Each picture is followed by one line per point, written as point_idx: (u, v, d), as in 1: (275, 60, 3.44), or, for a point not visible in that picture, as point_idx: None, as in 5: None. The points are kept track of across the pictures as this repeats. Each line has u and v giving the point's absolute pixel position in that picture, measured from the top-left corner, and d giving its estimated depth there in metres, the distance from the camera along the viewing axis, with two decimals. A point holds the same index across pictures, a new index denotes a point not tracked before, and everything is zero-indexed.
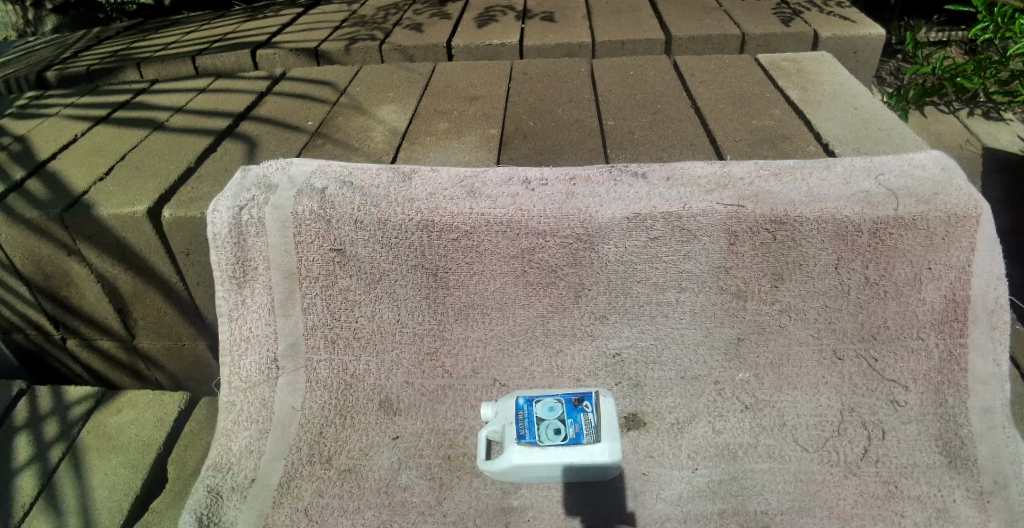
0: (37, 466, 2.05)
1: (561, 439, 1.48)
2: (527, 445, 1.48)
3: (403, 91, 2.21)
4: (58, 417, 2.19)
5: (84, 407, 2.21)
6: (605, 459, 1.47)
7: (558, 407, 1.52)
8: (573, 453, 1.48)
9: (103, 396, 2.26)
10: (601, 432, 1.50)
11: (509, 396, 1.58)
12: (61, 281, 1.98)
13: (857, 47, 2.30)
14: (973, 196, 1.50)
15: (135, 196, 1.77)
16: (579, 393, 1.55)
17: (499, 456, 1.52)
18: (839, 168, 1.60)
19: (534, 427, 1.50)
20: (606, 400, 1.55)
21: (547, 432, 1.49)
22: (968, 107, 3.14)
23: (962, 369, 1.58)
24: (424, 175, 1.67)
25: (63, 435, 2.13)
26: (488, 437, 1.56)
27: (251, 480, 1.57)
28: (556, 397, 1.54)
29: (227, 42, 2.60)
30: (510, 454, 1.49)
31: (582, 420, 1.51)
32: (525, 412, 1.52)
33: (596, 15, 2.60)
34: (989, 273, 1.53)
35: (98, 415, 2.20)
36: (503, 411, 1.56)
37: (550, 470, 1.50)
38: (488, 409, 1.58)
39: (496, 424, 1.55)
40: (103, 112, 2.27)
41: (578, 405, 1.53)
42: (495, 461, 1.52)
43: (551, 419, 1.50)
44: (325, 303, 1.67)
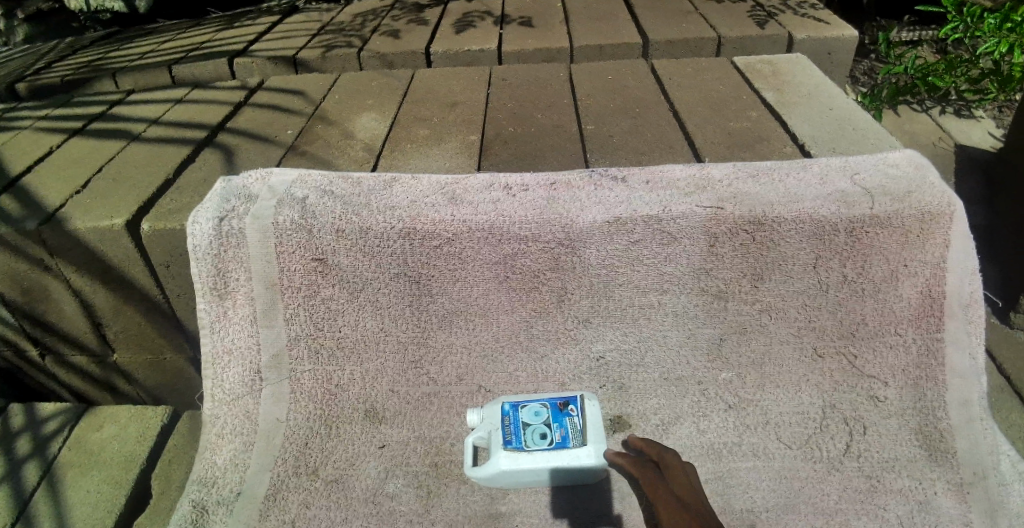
0: (11, 483, 2.01)
1: (547, 443, 1.49)
2: (513, 450, 1.49)
3: (382, 98, 2.21)
4: (30, 432, 2.16)
5: (58, 422, 2.19)
6: (591, 461, 1.48)
7: (543, 412, 1.54)
8: (559, 457, 1.49)
9: (78, 412, 2.23)
10: (587, 435, 1.50)
11: (494, 402, 1.59)
12: (37, 296, 1.95)
13: (831, 48, 2.33)
14: (946, 193, 1.53)
15: (113, 209, 1.75)
16: (564, 397, 1.57)
17: (484, 463, 1.53)
18: (815, 168, 1.63)
19: (519, 432, 1.52)
20: (590, 403, 1.55)
21: (532, 437, 1.51)
22: (940, 105, 3.21)
23: (940, 364, 1.61)
24: (405, 183, 1.66)
25: (37, 450, 2.11)
26: (474, 443, 1.57)
27: (237, 493, 1.56)
28: (541, 401, 1.56)
29: (204, 50, 2.58)
30: (496, 459, 1.50)
31: (568, 424, 1.52)
32: (510, 417, 1.54)
33: (574, 20, 2.62)
34: (963, 269, 1.56)
35: (75, 430, 2.17)
36: (489, 417, 1.56)
37: (536, 475, 1.50)
38: (472, 415, 1.59)
39: (482, 430, 1.55)
40: (78, 124, 2.24)
41: (563, 409, 1.54)
42: (480, 467, 1.53)
43: (537, 423, 1.52)
44: (308, 313, 1.65)
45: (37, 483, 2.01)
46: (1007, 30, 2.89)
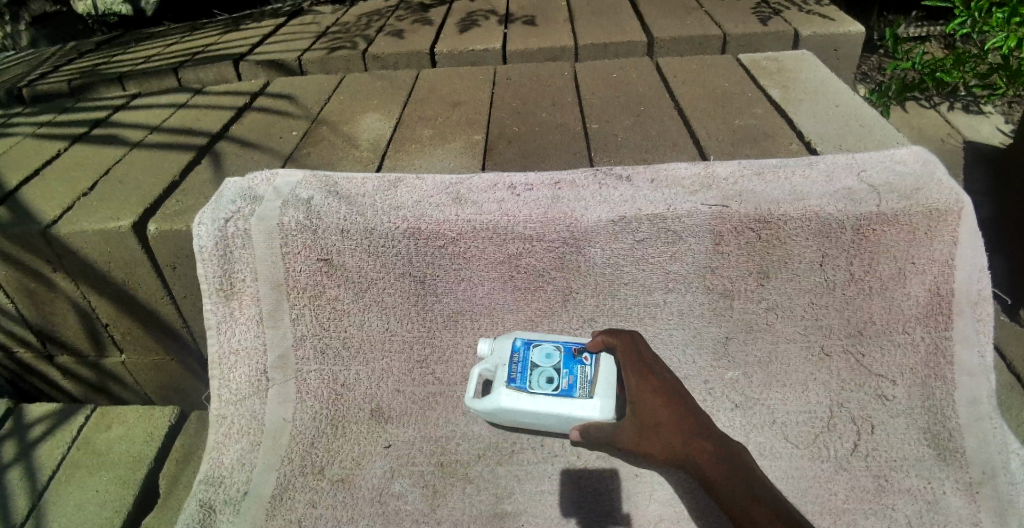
0: None
1: (552, 388, 1.43)
2: (515, 388, 1.45)
3: (386, 98, 2.21)
4: (15, 436, 2.17)
5: (43, 427, 2.19)
6: (594, 413, 1.40)
7: (555, 355, 1.48)
8: (561, 405, 1.42)
9: (63, 413, 2.24)
10: (596, 388, 1.43)
11: (507, 337, 1.55)
12: (44, 297, 1.95)
13: (837, 45, 2.32)
14: (953, 190, 1.52)
15: (120, 211, 1.76)
16: (581, 344, 1.50)
17: (485, 396, 1.49)
18: (823, 166, 1.60)
19: (526, 372, 1.47)
20: (608, 357, 1.47)
21: (538, 379, 1.45)
22: (948, 101, 3.23)
23: (948, 362, 1.59)
24: (410, 183, 1.65)
25: (21, 455, 2.11)
26: (480, 373, 1.53)
27: (243, 493, 1.56)
28: (555, 344, 1.51)
29: (209, 54, 2.59)
30: (497, 395, 1.46)
31: (578, 372, 1.45)
32: (520, 355, 1.49)
33: (578, 18, 2.61)
34: (972, 265, 1.54)
35: (60, 432, 2.17)
36: (499, 351, 1.53)
37: (537, 418, 1.45)
38: (484, 344, 1.56)
39: (490, 362, 1.52)
40: (84, 129, 2.25)
41: (577, 356, 1.48)
42: (481, 400, 1.49)
43: (546, 366, 1.46)
44: (313, 314, 1.66)
45: (20, 487, 2.03)
46: (1016, 24, 2.83)
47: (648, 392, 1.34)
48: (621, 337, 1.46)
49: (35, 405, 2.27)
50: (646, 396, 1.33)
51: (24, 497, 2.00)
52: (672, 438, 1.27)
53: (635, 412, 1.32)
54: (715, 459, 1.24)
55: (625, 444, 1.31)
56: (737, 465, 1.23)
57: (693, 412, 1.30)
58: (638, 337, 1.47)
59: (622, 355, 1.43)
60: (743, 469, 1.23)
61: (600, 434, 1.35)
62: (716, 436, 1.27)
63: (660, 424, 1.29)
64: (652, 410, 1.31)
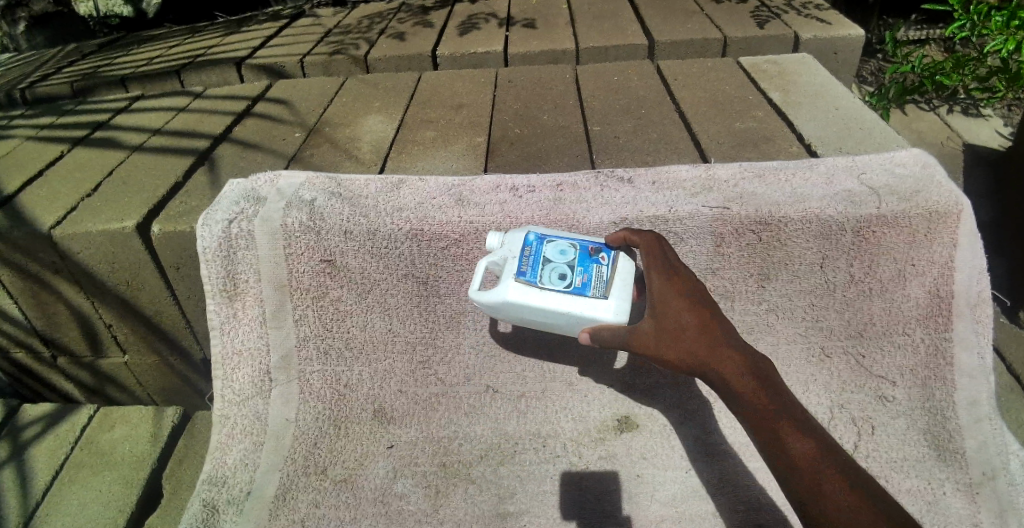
0: None
1: (564, 285, 1.38)
2: (523, 281, 1.39)
3: (388, 100, 2.22)
4: (9, 436, 2.17)
5: (37, 427, 2.20)
6: (607, 314, 1.37)
7: (570, 253, 1.42)
8: (573, 303, 1.38)
9: (58, 413, 2.24)
10: (611, 289, 1.39)
11: (519, 231, 1.48)
12: (48, 298, 1.97)
13: (837, 48, 2.33)
14: (953, 193, 1.53)
15: (124, 212, 1.77)
16: (598, 243, 1.44)
17: (491, 289, 1.43)
18: (822, 169, 1.62)
19: (537, 267, 1.40)
20: (624, 260, 1.43)
21: (550, 275, 1.39)
22: (948, 103, 3.25)
23: (948, 363, 1.60)
24: (412, 185, 1.67)
25: (14, 455, 2.12)
26: (487, 267, 1.47)
27: (247, 493, 1.56)
28: (571, 241, 1.45)
29: (212, 56, 2.60)
30: (504, 288, 1.40)
31: (593, 271, 1.40)
32: (532, 248, 1.42)
33: (580, 21, 2.63)
34: (972, 267, 1.55)
35: (57, 432, 2.18)
36: (511, 244, 1.46)
37: (544, 315, 1.40)
38: (494, 237, 1.49)
39: (499, 255, 1.46)
40: (87, 130, 2.26)
41: (592, 256, 1.42)
42: (486, 292, 1.43)
43: (560, 263, 1.40)
44: (317, 315, 1.67)
45: (10, 486, 2.03)
46: (1015, 27, 2.85)
47: (674, 294, 1.28)
48: (644, 236, 1.38)
49: (31, 406, 2.28)
50: (672, 298, 1.28)
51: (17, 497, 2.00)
52: (694, 344, 1.24)
53: (658, 314, 1.28)
54: (738, 366, 1.22)
55: (643, 346, 1.29)
56: (759, 373, 1.22)
57: (718, 319, 1.27)
58: (662, 237, 1.40)
59: (645, 254, 1.36)
60: (766, 376, 1.22)
61: (615, 334, 1.32)
62: (738, 342, 1.25)
63: (683, 329, 1.26)
64: (675, 314, 1.27)
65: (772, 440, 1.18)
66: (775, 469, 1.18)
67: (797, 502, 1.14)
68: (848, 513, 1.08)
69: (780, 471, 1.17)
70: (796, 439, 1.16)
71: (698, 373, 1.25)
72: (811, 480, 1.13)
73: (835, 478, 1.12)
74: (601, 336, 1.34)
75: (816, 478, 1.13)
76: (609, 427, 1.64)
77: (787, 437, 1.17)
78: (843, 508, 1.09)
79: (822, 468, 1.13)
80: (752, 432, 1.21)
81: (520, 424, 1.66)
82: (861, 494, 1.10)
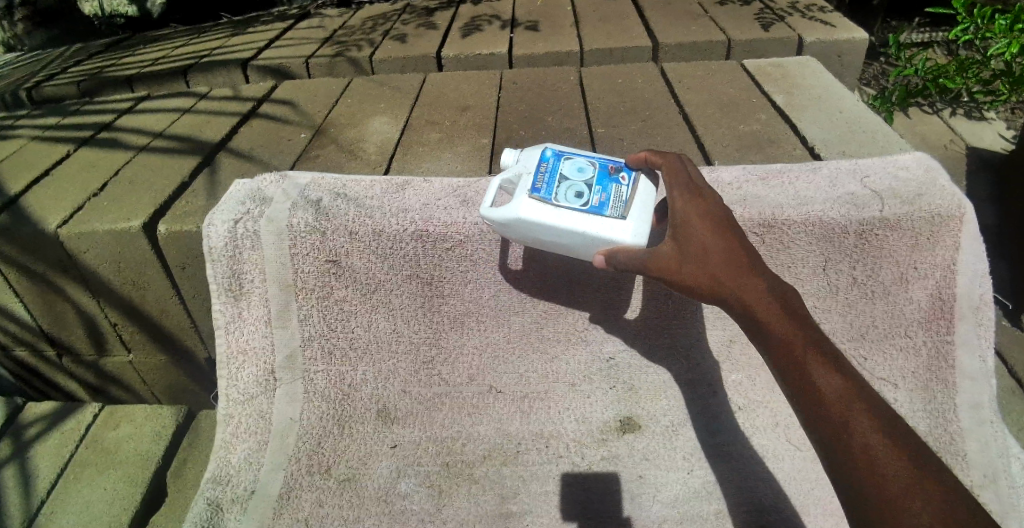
0: None
1: (580, 203, 1.30)
2: (538, 197, 1.31)
3: (393, 101, 2.23)
4: (11, 436, 2.20)
5: (40, 426, 2.22)
6: (625, 235, 1.28)
7: (589, 172, 1.36)
8: (590, 222, 1.29)
9: (62, 412, 2.27)
10: (630, 209, 1.31)
11: (535, 149, 1.43)
12: (55, 296, 1.98)
13: (841, 51, 2.34)
14: (956, 196, 1.53)
15: (130, 212, 1.78)
16: (618, 164, 1.38)
17: (503, 206, 1.35)
18: (825, 171, 1.62)
19: (553, 184, 1.34)
20: (644, 182, 1.37)
21: (566, 192, 1.32)
22: (951, 107, 3.27)
23: (950, 366, 1.61)
24: (417, 186, 1.68)
25: (16, 455, 2.15)
26: (499, 184, 1.41)
27: (251, 492, 1.55)
28: (589, 160, 1.38)
29: (217, 57, 2.61)
30: (518, 203, 1.32)
31: (612, 191, 1.33)
32: (549, 165, 1.36)
33: (584, 23, 2.64)
34: (974, 271, 1.56)
35: (60, 430, 2.20)
36: (526, 162, 1.40)
37: (558, 236, 1.32)
38: (510, 154, 1.48)
39: (514, 173, 1.41)
40: (93, 130, 2.27)
41: (612, 175, 1.35)
42: (497, 208, 1.35)
43: (577, 181, 1.34)
44: (322, 315, 1.69)
45: (13, 485, 2.06)
46: (1017, 31, 2.88)
47: (698, 214, 1.21)
48: (667, 158, 1.34)
49: (34, 405, 2.30)
50: (696, 217, 1.21)
51: (20, 495, 2.03)
52: (717, 268, 1.17)
53: (680, 235, 1.20)
54: (763, 293, 1.15)
55: (662, 268, 1.20)
56: (785, 302, 1.15)
57: (743, 245, 1.20)
58: (683, 160, 1.36)
59: (668, 174, 1.31)
60: (793, 308, 1.15)
61: (632, 256, 1.22)
62: (764, 271, 1.19)
63: (707, 251, 1.18)
64: (699, 234, 1.19)
65: (798, 373, 1.10)
66: (797, 405, 1.10)
67: (820, 441, 1.06)
68: (880, 452, 1.00)
69: (804, 407, 1.09)
70: (825, 374, 1.08)
71: (717, 299, 1.18)
72: (840, 416, 1.04)
73: (866, 416, 1.03)
74: (619, 259, 1.24)
75: (847, 416, 1.04)
76: (612, 428, 1.66)
77: (816, 372, 1.08)
78: (875, 447, 1.00)
79: (851, 406, 1.05)
80: (775, 364, 1.13)
81: (523, 424, 1.68)
82: (896, 434, 1.01)
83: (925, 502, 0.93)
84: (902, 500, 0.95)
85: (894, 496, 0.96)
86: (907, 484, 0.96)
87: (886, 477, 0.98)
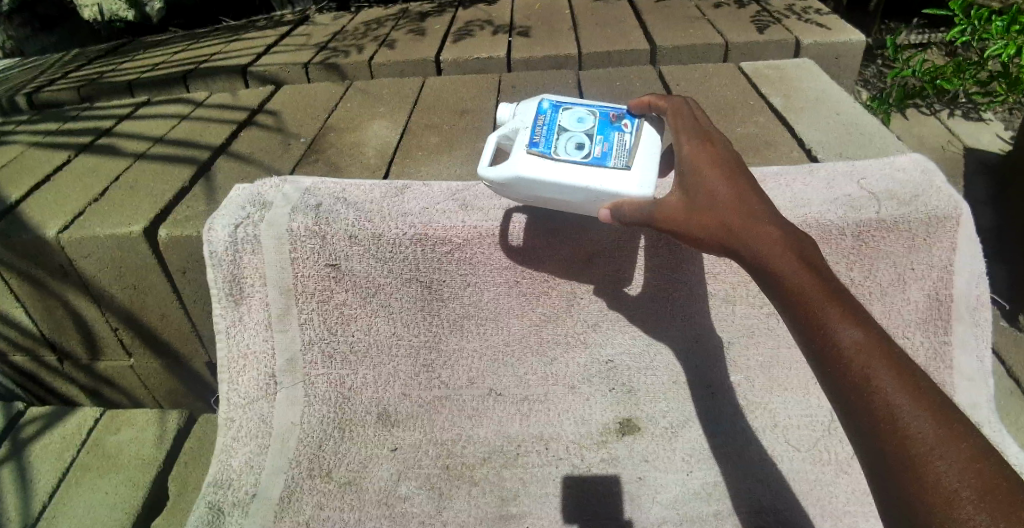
0: None
1: (581, 155, 1.31)
2: (537, 152, 1.32)
3: (392, 106, 2.24)
4: (12, 437, 2.20)
5: (38, 426, 2.24)
6: (631, 187, 1.27)
7: (589, 122, 1.36)
8: (593, 173, 1.29)
9: (62, 413, 2.28)
10: (634, 159, 1.31)
11: (533, 101, 1.44)
12: (56, 300, 1.99)
13: (838, 53, 2.35)
14: (952, 198, 1.55)
15: (131, 217, 1.79)
16: (619, 113, 1.38)
17: (503, 163, 1.36)
18: (822, 173, 1.63)
19: (552, 136, 1.34)
20: (647, 128, 1.37)
21: (566, 145, 1.33)
22: (949, 108, 3.28)
23: (948, 366, 1.62)
24: (417, 190, 1.69)
25: (14, 453, 2.16)
26: (499, 141, 1.42)
27: (252, 495, 1.55)
28: (588, 110, 1.39)
29: (217, 62, 2.62)
30: (517, 159, 1.33)
31: (614, 140, 1.34)
32: (547, 117, 1.37)
33: (583, 27, 2.65)
34: (970, 272, 1.58)
35: (60, 433, 2.21)
36: (524, 116, 1.41)
37: (561, 191, 1.32)
38: (506, 109, 1.49)
39: (511, 127, 1.41)
40: (93, 135, 2.28)
41: (614, 125, 1.36)
42: (496, 167, 1.36)
43: (577, 133, 1.34)
44: (322, 318, 1.69)
45: (13, 486, 2.06)
46: (1015, 32, 2.90)
47: (705, 161, 1.18)
48: (672, 102, 1.33)
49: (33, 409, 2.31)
50: (703, 165, 1.18)
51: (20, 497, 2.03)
52: (727, 215, 1.12)
53: (688, 185, 1.17)
54: (777, 240, 1.08)
55: (668, 219, 1.17)
56: (800, 249, 1.07)
57: (757, 194, 1.14)
58: (690, 103, 1.34)
59: (673, 119, 1.30)
60: (814, 258, 1.07)
61: (638, 209, 1.21)
62: (777, 217, 1.11)
63: (716, 199, 1.13)
64: (706, 182, 1.15)
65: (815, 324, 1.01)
66: (814, 359, 1.02)
67: (838, 398, 0.98)
68: (904, 408, 0.92)
69: (820, 360, 1.01)
70: (847, 326, 0.99)
71: (728, 248, 1.12)
72: (859, 370, 0.96)
73: (889, 368, 0.95)
74: (623, 212, 1.24)
75: (868, 372, 0.95)
76: (611, 430, 1.66)
77: (835, 324, 0.99)
78: (899, 401, 0.92)
79: (873, 361, 0.96)
80: (788, 315, 1.05)
81: (523, 427, 1.69)
82: (921, 388, 0.93)
83: (953, 462, 0.87)
84: (927, 459, 0.88)
85: (921, 456, 0.88)
86: (933, 442, 0.88)
87: (910, 435, 0.90)
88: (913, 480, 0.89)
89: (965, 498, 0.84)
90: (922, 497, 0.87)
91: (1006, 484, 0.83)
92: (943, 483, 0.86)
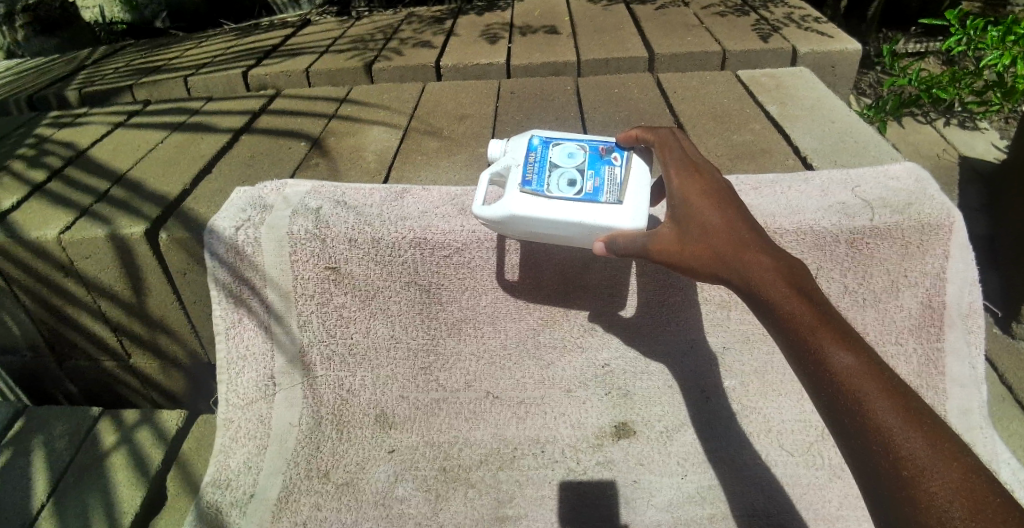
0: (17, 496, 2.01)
1: (574, 192, 1.32)
2: (529, 190, 1.33)
3: (393, 110, 2.26)
4: None
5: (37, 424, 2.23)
6: (625, 220, 1.30)
7: (580, 159, 1.38)
8: (587, 209, 1.31)
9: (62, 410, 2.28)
10: (625, 194, 1.33)
11: (522, 138, 1.45)
12: (56, 302, 2.00)
13: (835, 62, 2.38)
14: (946, 205, 1.57)
15: (133, 218, 1.80)
16: (608, 146, 1.41)
17: (496, 202, 1.37)
18: (817, 182, 1.65)
19: (544, 174, 1.35)
20: (636, 159, 1.39)
21: (558, 183, 1.34)
22: (945, 116, 3.29)
23: (939, 373, 1.65)
24: (416, 194, 1.71)
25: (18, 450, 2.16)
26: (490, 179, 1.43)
27: (251, 495, 1.56)
28: (578, 145, 1.42)
29: (219, 65, 2.66)
30: (511, 199, 1.34)
31: (606, 174, 1.36)
32: (537, 154, 1.39)
33: (582, 34, 2.67)
34: (963, 281, 1.60)
35: None
36: (514, 153, 1.42)
37: (554, 226, 1.33)
38: (496, 146, 1.50)
39: (503, 165, 1.41)
40: (94, 137, 2.30)
41: (604, 159, 1.38)
42: (490, 207, 1.37)
43: (570, 170, 1.36)
44: (320, 320, 1.70)
45: None
46: (1010, 42, 3.02)
47: (694, 191, 1.21)
48: (658, 133, 1.35)
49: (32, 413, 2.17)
50: (694, 196, 1.20)
51: None
52: (718, 243, 1.14)
53: (679, 214, 1.19)
54: (767, 268, 1.10)
55: (662, 251, 1.19)
56: (790, 275, 1.10)
57: (745, 221, 1.17)
58: (676, 135, 1.36)
59: (660, 151, 1.32)
60: (802, 282, 1.09)
61: (630, 241, 1.23)
62: (767, 244, 1.14)
63: (707, 227, 1.16)
64: (698, 213, 1.18)
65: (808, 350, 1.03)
66: (807, 383, 1.04)
67: (834, 421, 1.00)
68: (896, 430, 0.93)
69: (815, 384, 1.03)
70: (839, 350, 1.01)
71: (721, 276, 1.14)
72: (851, 393, 0.97)
73: (879, 392, 0.96)
74: (617, 244, 1.25)
75: (859, 394, 0.97)
76: (607, 434, 1.68)
77: (826, 348, 1.01)
78: (889, 423, 0.94)
79: (865, 384, 0.97)
80: (783, 340, 1.07)
81: (519, 430, 1.70)
82: (911, 409, 0.95)
83: (944, 481, 0.87)
84: (920, 479, 0.89)
85: (912, 475, 0.90)
86: (924, 462, 0.90)
87: (903, 457, 0.91)
88: (908, 500, 0.90)
89: (956, 518, 0.85)
90: (919, 518, 0.88)
91: (998, 502, 0.84)
92: (934, 502, 0.87)
